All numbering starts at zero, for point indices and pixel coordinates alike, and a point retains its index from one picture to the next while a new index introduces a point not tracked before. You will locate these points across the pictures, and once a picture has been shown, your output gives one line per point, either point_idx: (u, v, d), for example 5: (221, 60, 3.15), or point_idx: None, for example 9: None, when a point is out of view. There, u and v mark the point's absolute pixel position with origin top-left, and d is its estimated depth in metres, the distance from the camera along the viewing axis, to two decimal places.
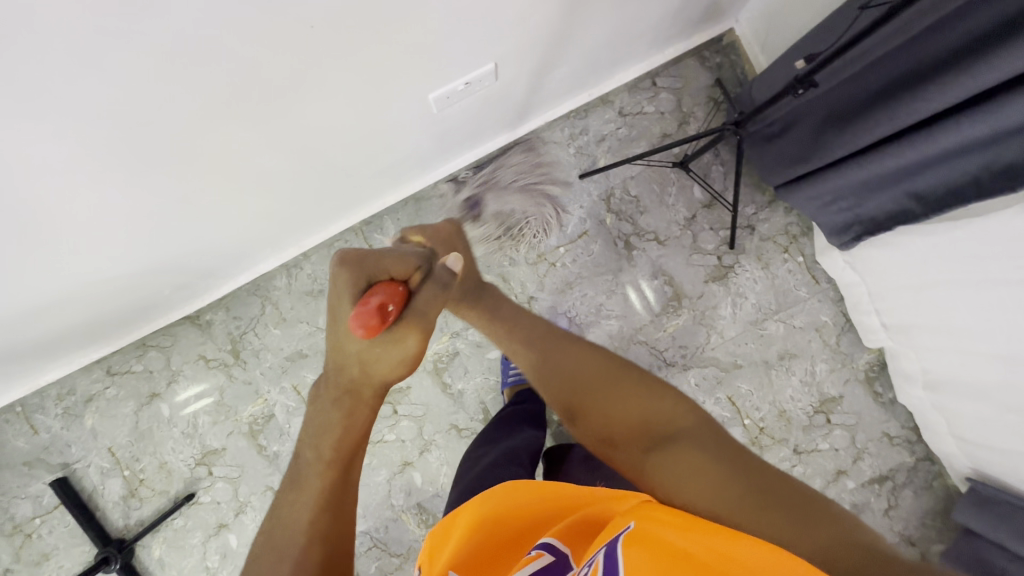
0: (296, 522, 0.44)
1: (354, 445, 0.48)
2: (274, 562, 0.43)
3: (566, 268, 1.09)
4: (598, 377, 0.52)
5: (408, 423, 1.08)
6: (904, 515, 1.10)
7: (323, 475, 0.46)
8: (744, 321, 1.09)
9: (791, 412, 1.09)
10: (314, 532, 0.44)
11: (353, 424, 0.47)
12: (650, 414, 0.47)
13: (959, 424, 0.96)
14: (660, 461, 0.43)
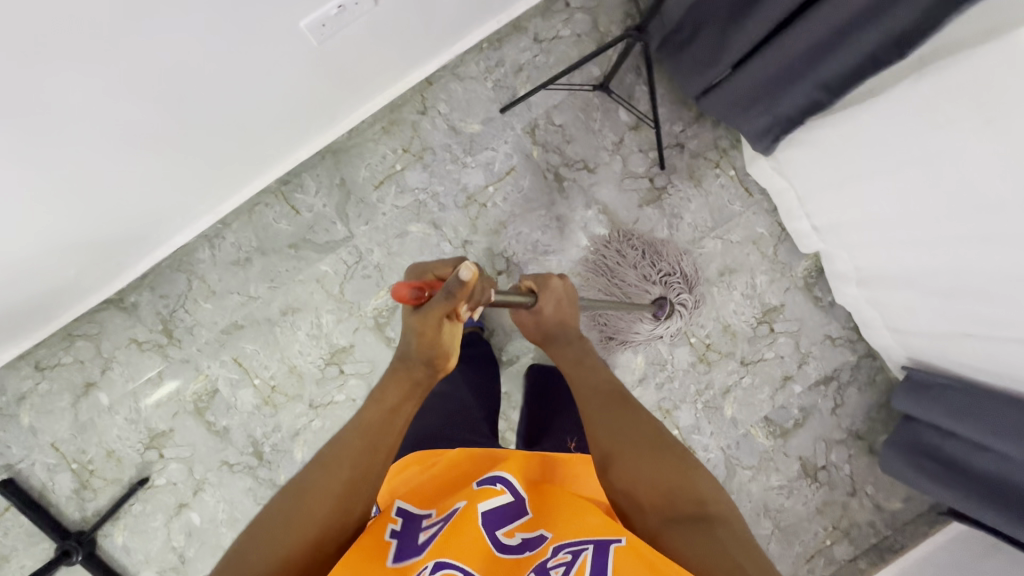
0: (334, 447, 0.58)
1: (397, 401, 0.63)
2: (327, 459, 0.56)
3: (498, 207, 1.07)
4: (649, 443, 0.63)
5: (356, 381, 1.07)
6: (850, 412, 1.14)
7: (370, 413, 0.61)
8: (682, 241, 1.09)
9: (735, 326, 1.11)
10: (355, 443, 0.58)
11: (404, 385, 0.65)
12: (684, 490, 0.58)
13: (890, 316, 0.98)
14: (684, 532, 0.54)
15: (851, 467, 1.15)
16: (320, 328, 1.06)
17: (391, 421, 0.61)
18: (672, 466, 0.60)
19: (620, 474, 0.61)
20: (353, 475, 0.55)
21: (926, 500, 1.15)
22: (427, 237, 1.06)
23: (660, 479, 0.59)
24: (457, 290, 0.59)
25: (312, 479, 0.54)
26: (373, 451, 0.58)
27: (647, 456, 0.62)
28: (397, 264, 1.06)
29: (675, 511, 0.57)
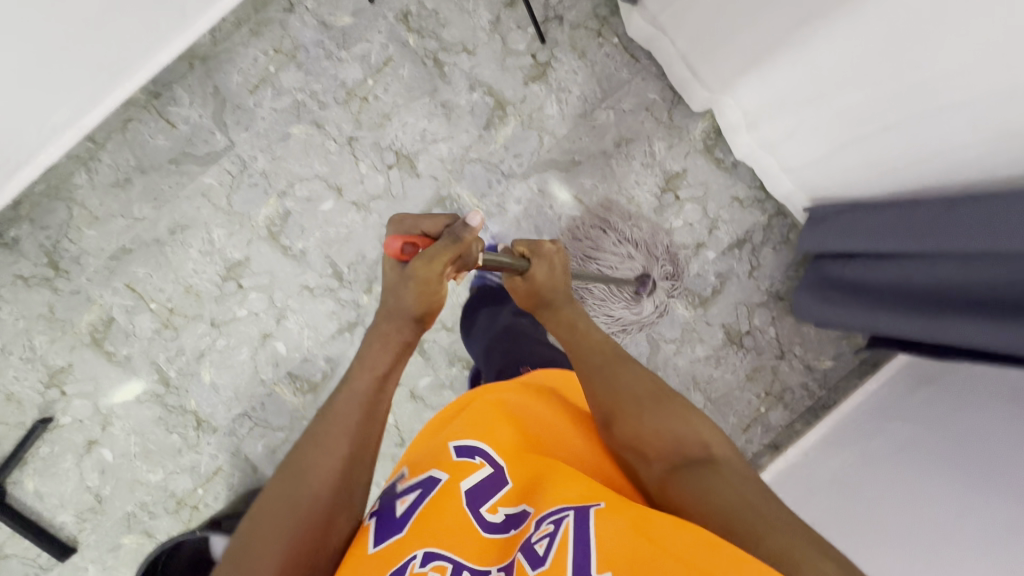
0: (326, 431, 0.55)
1: (388, 369, 0.61)
2: (304, 447, 0.54)
3: (380, 100, 1.04)
4: (651, 396, 0.60)
5: (257, 295, 1.04)
6: (768, 274, 1.12)
7: (364, 388, 0.59)
8: (574, 116, 1.07)
9: (639, 197, 1.09)
10: (342, 423, 0.56)
11: (394, 346, 0.63)
12: (686, 439, 0.56)
13: (781, 155, 0.96)
14: (693, 478, 0.52)
15: (776, 330, 1.13)
16: (211, 243, 1.03)
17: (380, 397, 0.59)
18: (681, 418, 0.58)
19: (624, 430, 0.58)
20: (350, 459, 0.54)
21: (855, 355, 1.14)
22: (311, 138, 1.03)
23: (668, 431, 0.56)
24: (463, 238, 0.63)
25: (310, 470, 0.52)
26: (369, 434, 0.56)
27: (648, 408, 0.59)
28: (283, 169, 1.03)
29: (681, 457, 0.55)
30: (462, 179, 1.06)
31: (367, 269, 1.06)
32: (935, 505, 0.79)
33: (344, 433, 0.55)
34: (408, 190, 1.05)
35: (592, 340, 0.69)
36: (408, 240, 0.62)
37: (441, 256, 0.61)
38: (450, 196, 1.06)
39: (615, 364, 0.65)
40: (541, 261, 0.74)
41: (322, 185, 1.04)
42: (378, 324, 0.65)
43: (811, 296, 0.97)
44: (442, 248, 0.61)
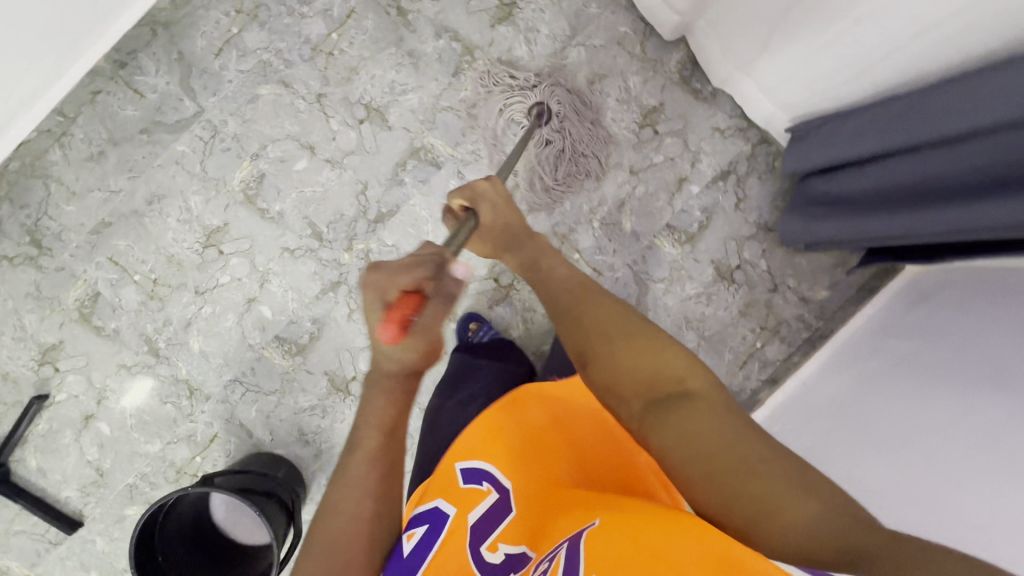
0: (348, 490, 0.61)
1: (393, 422, 0.63)
2: (324, 516, 0.60)
3: (346, 54, 1.03)
4: (621, 333, 0.65)
5: (238, 260, 1.04)
6: (755, 205, 1.09)
7: (373, 445, 0.63)
8: (544, 56, 1.05)
9: (617, 135, 1.06)
10: (361, 490, 0.61)
11: (391, 400, 0.63)
12: (661, 371, 0.60)
13: (759, 72, 0.94)
14: (668, 414, 0.57)
15: (767, 263, 1.10)
16: (189, 211, 1.03)
17: (388, 444, 0.63)
18: (653, 350, 0.62)
19: (599, 371, 0.64)
20: (370, 515, 0.61)
21: (852, 283, 1.11)
22: (279, 97, 1.03)
23: (642, 369, 0.61)
24: (453, 295, 0.61)
25: (337, 524, 0.59)
26: (384, 485, 0.62)
27: (621, 346, 0.64)
28: (254, 131, 1.03)
29: (654, 395, 0.60)
30: (435, 129, 1.05)
31: (346, 227, 1.05)
32: (927, 413, 0.82)
33: (362, 491, 0.61)
34: (382, 144, 1.04)
35: (566, 286, 0.73)
36: (398, 315, 0.57)
37: (437, 322, 0.60)
38: (424, 147, 1.05)
39: (583, 302, 0.70)
40: (489, 211, 0.76)
41: (294, 144, 1.03)
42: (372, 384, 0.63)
43: (795, 216, 0.97)
44: (436, 315, 0.60)
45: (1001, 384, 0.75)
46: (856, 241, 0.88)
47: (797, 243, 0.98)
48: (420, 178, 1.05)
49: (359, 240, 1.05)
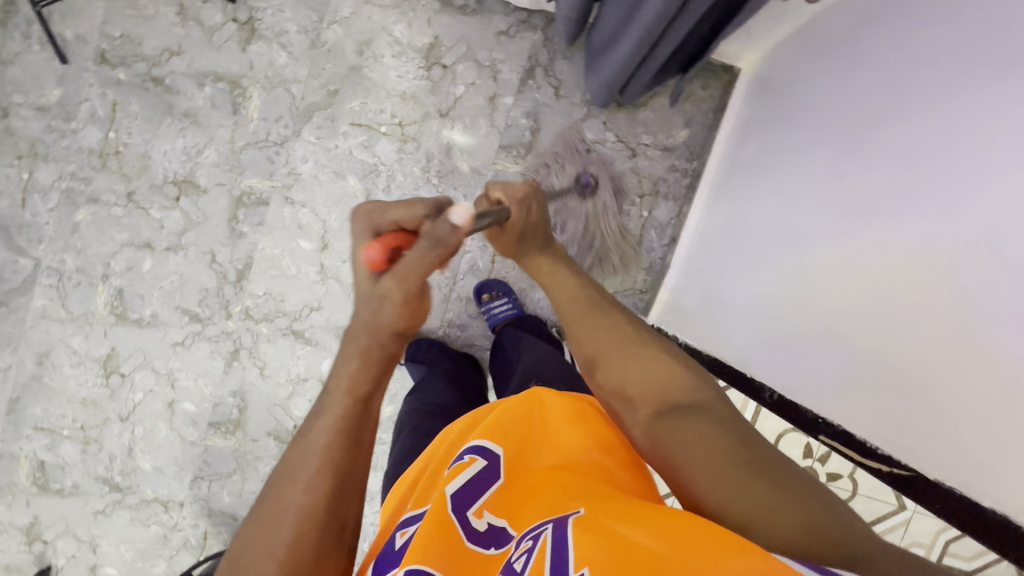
0: (313, 454, 0.44)
1: (370, 385, 0.46)
2: (278, 488, 0.43)
3: (132, 144, 1.03)
4: (631, 343, 0.51)
5: (141, 373, 1.08)
6: (574, 85, 1.05)
7: (339, 407, 0.45)
8: (305, 52, 1.03)
9: (410, 89, 1.04)
10: (328, 454, 0.43)
11: (373, 360, 0.47)
12: (671, 383, 0.48)
13: None
14: (677, 427, 0.45)
15: (615, 132, 1.06)
16: (76, 353, 1.07)
17: (367, 415, 0.46)
18: (672, 360, 0.49)
19: (610, 376, 0.50)
20: (338, 490, 0.43)
21: (705, 110, 1.06)
22: (97, 215, 1.04)
23: (659, 375, 0.48)
24: (447, 239, 0.51)
25: (291, 501, 0.42)
26: (357, 469, 0.44)
27: (633, 352, 0.51)
28: (93, 255, 1.05)
29: (673, 403, 0.46)
30: (244, 169, 1.05)
31: (215, 297, 1.07)
32: (802, 199, 0.73)
33: (326, 460, 0.43)
34: (206, 209, 1.05)
35: (575, 293, 0.58)
36: (387, 246, 0.52)
37: (419, 264, 0.49)
38: (244, 192, 1.05)
39: (594, 314, 0.55)
40: (520, 211, 0.63)
41: (132, 249, 1.05)
42: (356, 332, 0.48)
43: (590, 79, 0.94)
44: (419, 251, 0.50)
45: (847, 144, 0.67)
46: (627, 73, 0.84)
47: (602, 102, 0.96)
48: (256, 222, 1.06)
49: (234, 304, 1.08)
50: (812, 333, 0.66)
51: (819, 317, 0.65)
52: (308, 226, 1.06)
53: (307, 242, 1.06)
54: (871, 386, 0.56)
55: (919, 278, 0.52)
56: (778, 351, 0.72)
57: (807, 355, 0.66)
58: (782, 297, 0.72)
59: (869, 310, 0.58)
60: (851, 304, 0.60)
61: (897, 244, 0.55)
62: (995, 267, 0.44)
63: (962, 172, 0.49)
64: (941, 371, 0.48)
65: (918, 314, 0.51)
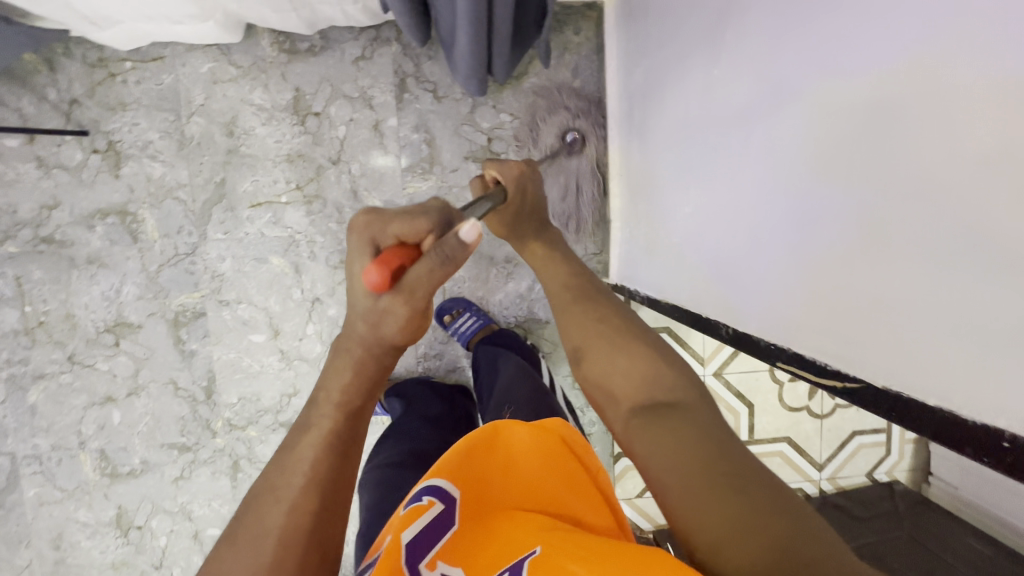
0: (297, 470, 0.39)
1: (361, 400, 0.44)
2: (259, 503, 0.38)
3: (52, 309, 1.01)
4: (617, 337, 0.51)
5: (156, 520, 1.07)
6: (450, 81, 1.01)
7: (326, 420, 0.42)
8: (177, 153, 1.00)
9: (293, 150, 1.00)
10: (317, 468, 0.40)
11: (365, 367, 0.45)
12: (647, 379, 0.46)
13: (315, 8, 0.85)
14: (652, 425, 0.42)
15: (508, 112, 1.02)
16: (87, 525, 1.06)
17: (357, 431, 0.43)
18: (654, 357, 0.48)
19: (592, 368, 0.50)
20: (328, 502, 0.39)
21: (587, 55, 1.02)
22: (48, 389, 1.02)
23: (637, 370, 0.47)
24: (458, 259, 0.46)
25: (274, 520, 0.37)
26: (347, 479, 0.41)
27: (615, 342, 0.51)
28: (62, 428, 1.03)
29: (649, 400, 0.44)
30: (169, 290, 1.02)
31: (194, 421, 1.06)
32: (706, 118, 0.67)
33: (316, 474, 0.39)
34: (149, 343, 1.03)
35: (569, 280, 0.61)
36: (394, 264, 0.44)
37: (425, 283, 0.44)
38: (178, 311, 1.03)
39: (583, 307, 0.56)
40: (517, 194, 0.69)
41: (96, 408, 1.04)
42: (353, 327, 0.45)
43: (458, 75, 0.90)
44: (426, 271, 0.44)
45: (725, 43, 0.60)
46: (483, 54, 0.80)
47: (479, 91, 0.92)
48: (202, 335, 1.04)
49: (215, 420, 1.06)
50: (743, 255, 0.59)
51: (745, 237, 0.58)
52: (253, 319, 1.04)
53: (257, 335, 1.04)
54: (803, 304, 0.49)
55: (821, 166, 0.45)
56: (720, 284, 0.65)
57: (741, 282, 0.60)
58: (713, 224, 0.66)
59: (779, 217, 0.51)
60: (764, 217, 0.54)
61: (795, 133, 0.48)
62: (874, 126, 0.38)
63: (829, 20, 0.42)
64: (859, 271, 0.41)
65: (825, 200, 0.44)
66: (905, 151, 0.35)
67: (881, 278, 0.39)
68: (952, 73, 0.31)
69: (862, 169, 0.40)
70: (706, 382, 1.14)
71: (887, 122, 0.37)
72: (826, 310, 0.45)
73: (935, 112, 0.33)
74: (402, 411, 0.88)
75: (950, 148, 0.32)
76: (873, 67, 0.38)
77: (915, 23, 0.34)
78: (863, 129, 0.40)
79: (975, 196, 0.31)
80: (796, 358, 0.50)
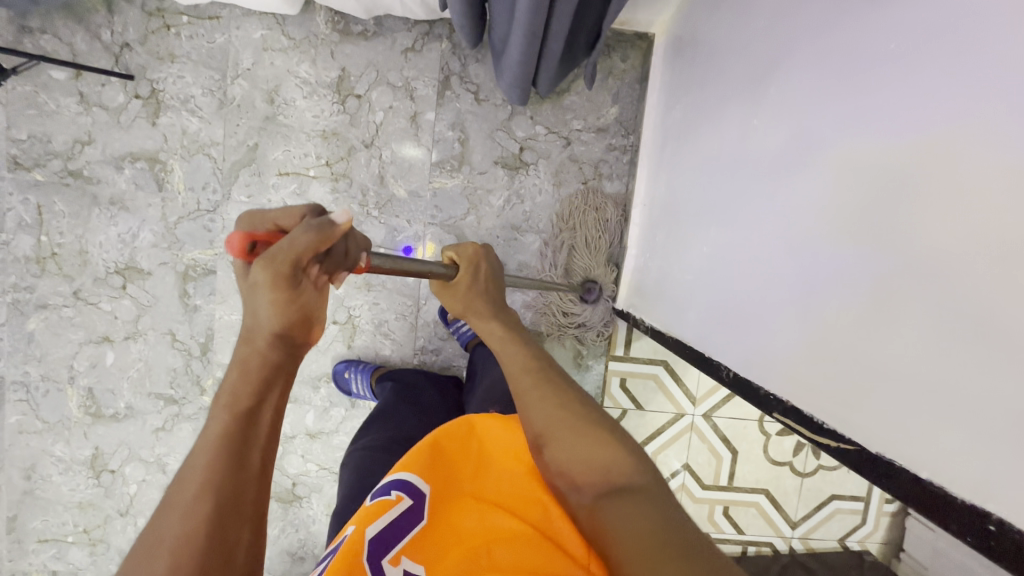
0: (184, 470, 0.35)
1: (256, 392, 0.37)
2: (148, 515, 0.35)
3: (65, 243, 1.02)
4: (579, 419, 0.49)
5: (130, 466, 1.07)
6: (493, 86, 1.03)
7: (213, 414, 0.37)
8: (216, 112, 1.01)
9: (329, 127, 1.02)
10: (205, 458, 0.35)
11: (254, 364, 0.38)
12: (608, 465, 0.45)
13: None
14: (626, 524, 0.41)
15: (544, 125, 1.04)
16: (61, 460, 1.06)
17: (252, 430, 0.37)
18: (614, 443, 0.47)
19: (558, 456, 0.47)
20: (226, 501, 0.34)
21: (629, 83, 1.03)
22: (48, 320, 1.03)
23: (594, 458, 0.45)
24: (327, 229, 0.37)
25: (164, 526, 0.33)
26: (245, 470, 0.36)
27: (573, 425, 0.48)
28: (54, 361, 1.04)
29: (613, 492, 0.43)
30: (184, 244, 1.03)
31: (185, 375, 1.06)
32: (735, 163, 0.69)
33: (205, 481, 0.34)
34: (155, 291, 1.04)
35: (530, 363, 0.56)
36: (257, 236, 0.37)
37: (279, 248, 0.35)
38: (189, 265, 1.04)
39: (540, 389, 0.52)
40: (468, 273, 0.65)
41: (92, 347, 1.04)
42: (238, 346, 0.39)
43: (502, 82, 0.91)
44: (284, 239, 0.36)
45: (766, 91, 0.62)
46: (531, 67, 0.82)
47: (521, 100, 0.94)
48: (208, 292, 1.05)
49: (206, 378, 1.06)
50: (751, 303, 0.60)
51: (757, 284, 0.59)
52: None
53: None
54: (804, 358, 0.49)
55: (843, 226, 0.46)
56: (726, 329, 0.65)
57: (746, 330, 0.60)
58: (727, 267, 0.67)
59: (793, 270, 0.52)
60: (778, 269, 0.55)
61: (819, 191, 0.50)
62: (899, 200, 0.40)
63: (869, 89, 0.44)
64: (865, 335, 0.42)
65: (841, 261, 0.45)
66: (926, 223, 0.37)
67: (886, 346, 0.39)
68: (988, 157, 0.33)
69: (882, 233, 0.41)
70: (694, 421, 1.14)
71: (914, 195, 0.38)
72: (826, 368, 0.46)
73: (963, 189, 0.35)
74: (392, 392, 0.88)
75: (978, 229, 0.33)
76: (904, 139, 0.40)
77: (956, 107, 0.35)
78: (890, 196, 0.41)
79: (995, 276, 0.32)
80: (791, 410, 0.51)
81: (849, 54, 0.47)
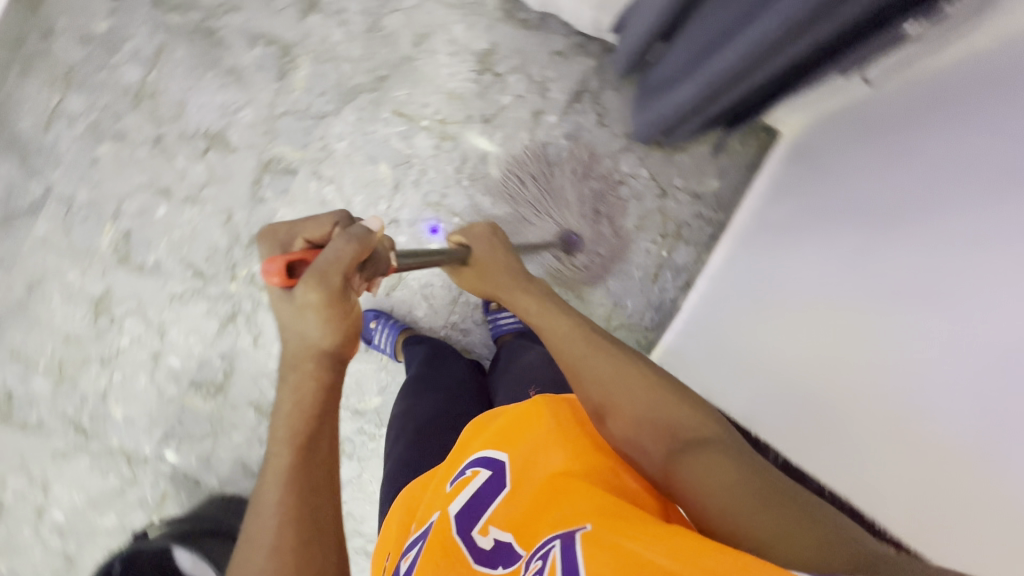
0: (269, 516, 0.49)
1: (309, 433, 0.53)
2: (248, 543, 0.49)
3: (168, 90, 1.02)
4: (633, 382, 0.53)
5: (132, 320, 1.05)
6: (618, 117, 1.07)
7: (284, 457, 0.52)
8: (362, 33, 1.03)
9: (458, 89, 1.05)
10: (283, 508, 0.49)
11: (308, 410, 0.54)
12: (675, 420, 0.49)
13: None
14: (701, 466, 0.44)
15: (648, 170, 1.08)
16: (69, 287, 1.04)
17: (313, 459, 0.53)
18: (674, 400, 0.51)
19: (621, 425, 0.50)
20: (304, 538, 0.48)
21: (738, 165, 1.08)
22: (120, 152, 1.02)
23: (660, 416, 0.49)
24: (362, 239, 0.57)
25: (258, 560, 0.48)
26: (317, 502, 0.51)
27: (629, 387, 0.52)
28: (106, 191, 1.03)
29: (682, 442, 0.47)
30: (278, 137, 1.04)
31: (224, 257, 1.05)
32: (836, 275, 0.75)
33: (283, 516, 0.49)
34: (231, 168, 1.04)
35: (576, 328, 0.60)
36: (294, 260, 0.55)
37: (330, 260, 0.55)
38: (274, 157, 1.04)
39: (590, 358, 0.56)
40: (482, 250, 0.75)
41: (148, 194, 1.03)
42: (292, 371, 0.56)
43: (639, 118, 0.96)
44: (332, 252, 0.55)
45: (875, 227, 0.72)
46: (679, 115, 0.85)
47: (647, 138, 0.99)
48: (280, 189, 1.05)
49: (241, 267, 1.06)
50: (831, 407, 0.69)
51: (838, 391, 0.68)
52: (332, 203, 1.06)
53: None
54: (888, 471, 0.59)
55: (957, 379, 0.53)
56: (810, 431, 0.72)
57: (837, 440, 0.67)
58: (813, 370, 0.74)
59: (898, 399, 0.59)
60: (878, 393, 0.62)
61: (931, 337, 0.57)
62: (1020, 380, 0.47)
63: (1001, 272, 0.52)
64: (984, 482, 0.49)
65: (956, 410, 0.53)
66: None
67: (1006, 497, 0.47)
68: None
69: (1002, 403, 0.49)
70: None
71: None
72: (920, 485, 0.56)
73: None
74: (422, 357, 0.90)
75: None
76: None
77: None
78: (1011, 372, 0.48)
79: None
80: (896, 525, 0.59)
81: (964, 224, 0.58)
